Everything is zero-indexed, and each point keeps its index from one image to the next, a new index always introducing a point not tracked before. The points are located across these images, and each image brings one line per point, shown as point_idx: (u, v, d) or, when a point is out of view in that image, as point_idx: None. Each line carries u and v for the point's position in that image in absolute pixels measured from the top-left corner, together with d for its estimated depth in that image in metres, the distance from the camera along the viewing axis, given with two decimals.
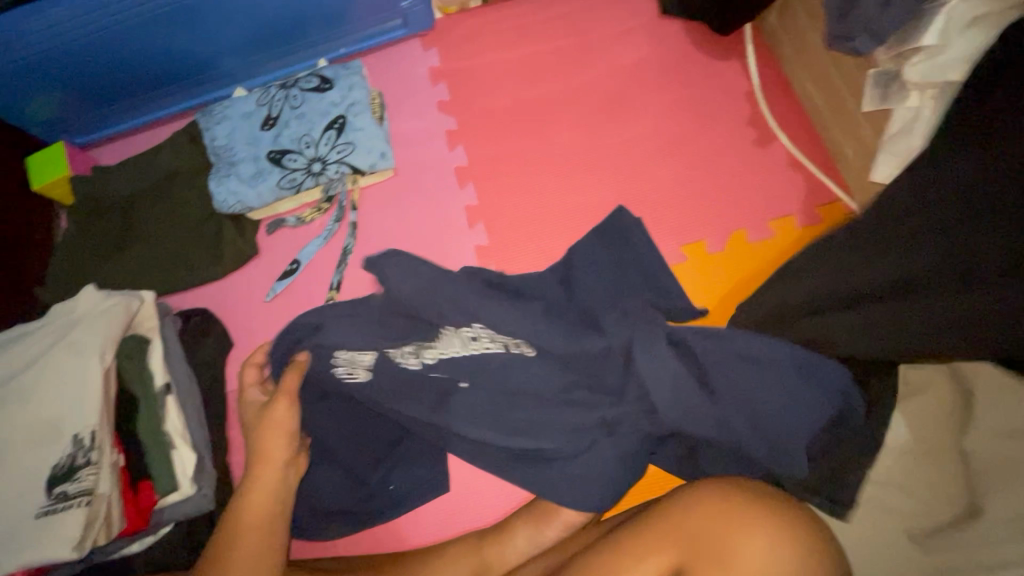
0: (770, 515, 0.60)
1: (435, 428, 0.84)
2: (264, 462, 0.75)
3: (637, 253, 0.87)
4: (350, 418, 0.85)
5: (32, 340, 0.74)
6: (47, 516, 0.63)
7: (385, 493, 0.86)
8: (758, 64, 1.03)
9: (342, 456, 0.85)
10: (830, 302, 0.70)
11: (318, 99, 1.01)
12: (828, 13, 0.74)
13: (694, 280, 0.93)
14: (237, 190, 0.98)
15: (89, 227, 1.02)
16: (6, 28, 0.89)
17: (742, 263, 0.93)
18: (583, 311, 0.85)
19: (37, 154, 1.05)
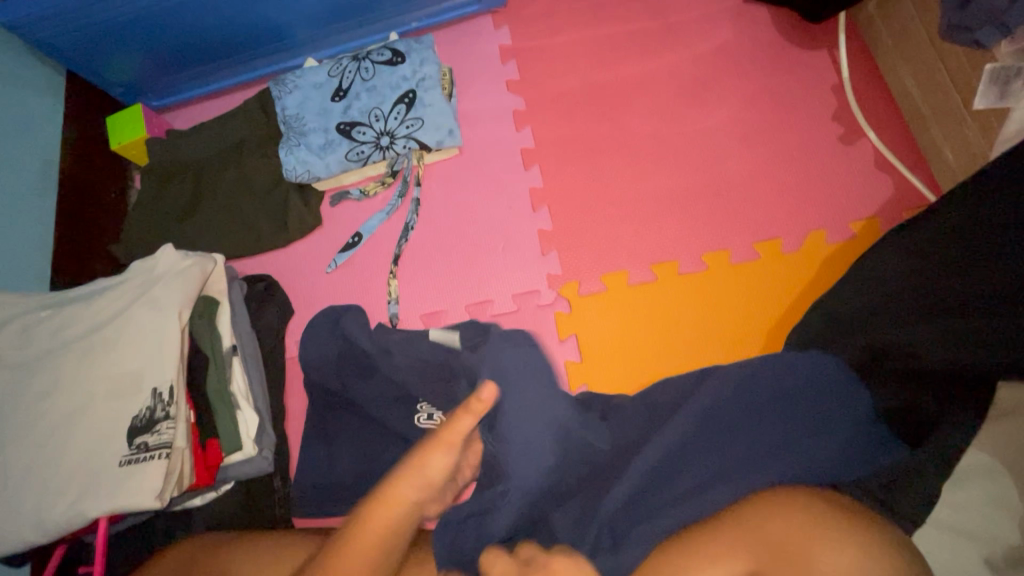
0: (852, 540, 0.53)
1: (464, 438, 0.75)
2: (386, 503, 0.60)
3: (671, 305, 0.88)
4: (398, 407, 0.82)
5: (111, 295, 0.76)
6: (128, 465, 0.65)
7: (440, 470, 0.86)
8: (849, 57, 0.97)
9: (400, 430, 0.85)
10: (859, 322, 0.73)
11: (389, 73, 1.00)
12: (946, 2, 0.67)
13: (764, 280, 0.89)
14: (307, 160, 0.98)
15: (162, 189, 1.04)
16: None
17: (819, 265, 0.89)
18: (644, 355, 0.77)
19: (117, 115, 1.08)
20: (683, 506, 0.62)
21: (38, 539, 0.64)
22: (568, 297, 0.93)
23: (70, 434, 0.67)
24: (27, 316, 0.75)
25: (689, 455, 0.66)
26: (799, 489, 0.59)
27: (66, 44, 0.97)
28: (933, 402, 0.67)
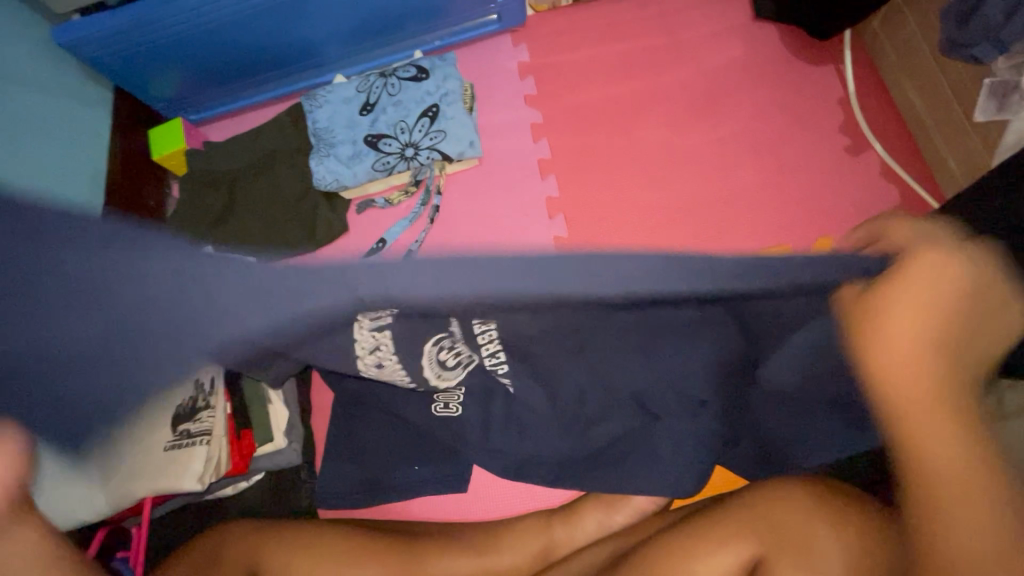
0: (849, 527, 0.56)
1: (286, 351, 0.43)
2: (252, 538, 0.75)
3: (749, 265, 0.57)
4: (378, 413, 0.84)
5: None
6: (171, 450, 0.71)
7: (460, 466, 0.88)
8: (856, 71, 1.01)
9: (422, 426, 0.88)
10: None
11: (414, 88, 1.06)
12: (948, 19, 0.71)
13: None
14: (336, 170, 1.04)
15: (198, 196, 1.10)
16: (145, 15, 0.97)
17: None
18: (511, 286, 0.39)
19: (159, 127, 1.15)
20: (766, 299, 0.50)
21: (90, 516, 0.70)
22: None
23: None
24: None
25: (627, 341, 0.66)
26: (819, 486, 0.61)
27: (116, 63, 1.05)
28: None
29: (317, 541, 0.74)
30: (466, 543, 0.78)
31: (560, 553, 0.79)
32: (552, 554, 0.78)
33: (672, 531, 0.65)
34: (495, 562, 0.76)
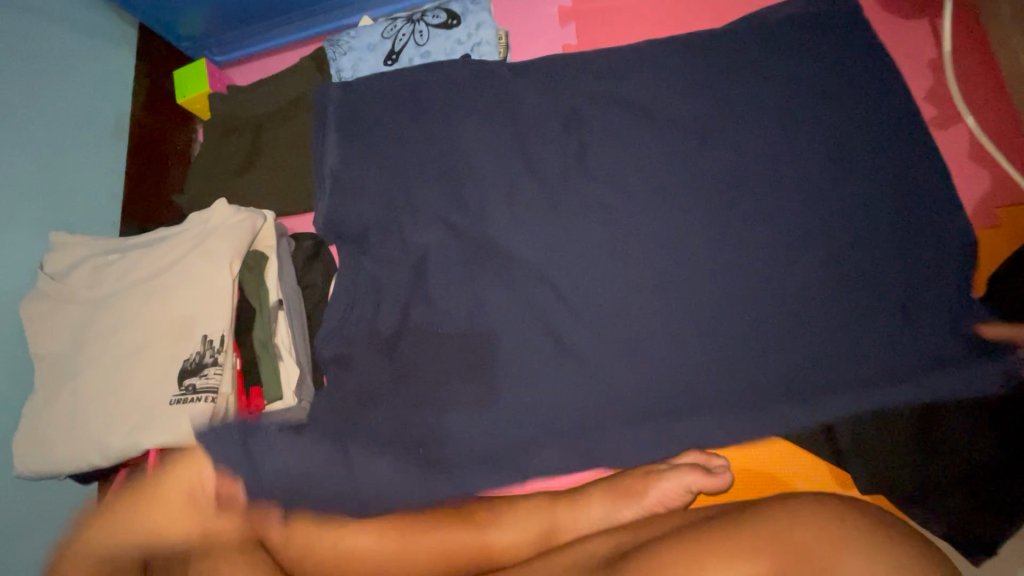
0: (878, 556, 0.50)
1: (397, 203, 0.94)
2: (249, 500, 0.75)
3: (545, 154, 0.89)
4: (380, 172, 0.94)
5: (169, 245, 0.79)
6: (178, 403, 0.71)
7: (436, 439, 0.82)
8: (953, 27, 0.86)
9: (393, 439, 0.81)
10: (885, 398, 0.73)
11: (444, 37, 1.00)
12: None
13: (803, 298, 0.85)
14: (356, 54, 1.03)
15: (222, 142, 1.08)
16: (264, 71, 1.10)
17: None
18: (447, 166, 0.92)
19: (183, 68, 1.12)
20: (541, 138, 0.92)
21: (100, 461, 0.70)
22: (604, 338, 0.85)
23: (129, 371, 0.72)
24: (94, 259, 0.80)
25: (459, 114, 0.94)
26: (850, 518, 0.55)
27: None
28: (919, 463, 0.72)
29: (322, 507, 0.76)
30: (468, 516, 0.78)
31: (562, 537, 0.76)
32: (555, 535, 0.76)
33: (670, 542, 0.61)
34: (496, 538, 0.76)
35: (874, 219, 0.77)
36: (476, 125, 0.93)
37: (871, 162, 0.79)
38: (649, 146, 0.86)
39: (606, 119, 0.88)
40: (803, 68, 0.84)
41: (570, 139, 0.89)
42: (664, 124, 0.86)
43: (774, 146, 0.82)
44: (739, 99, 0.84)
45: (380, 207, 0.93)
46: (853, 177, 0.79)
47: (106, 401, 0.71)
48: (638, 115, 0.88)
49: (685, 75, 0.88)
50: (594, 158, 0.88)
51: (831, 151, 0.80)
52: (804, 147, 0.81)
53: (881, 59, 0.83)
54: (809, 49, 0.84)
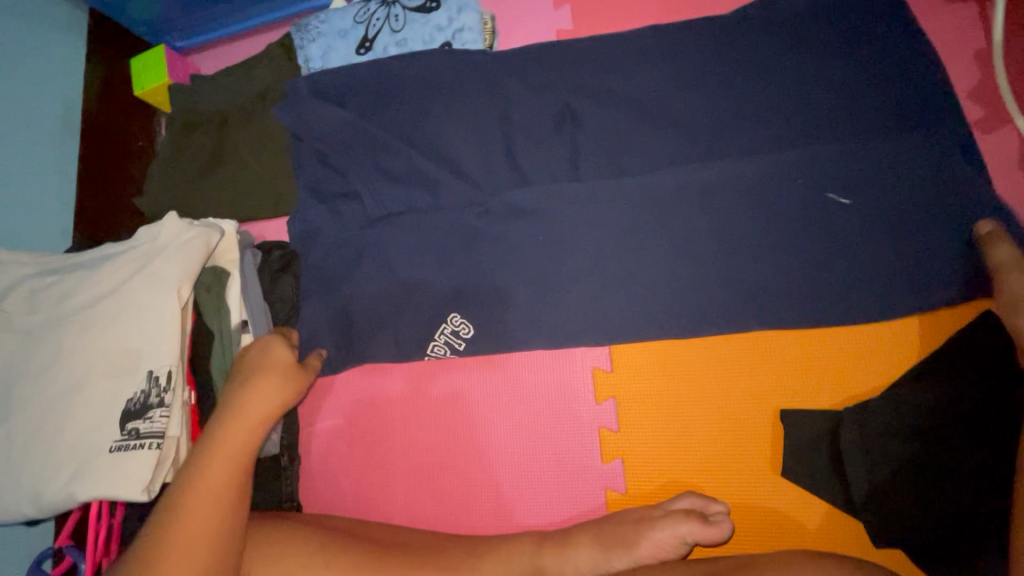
0: None
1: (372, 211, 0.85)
2: None
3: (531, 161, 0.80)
4: (350, 174, 0.85)
5: (114, 265, 0.71)
6: (120, 451, 0.63)
7: None
8: (1006, 11, 0.75)
9: None
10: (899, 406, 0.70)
11: (422, 22, 0.89)
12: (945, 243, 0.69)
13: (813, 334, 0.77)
14: (325, 42, 0.93)
15: (184, 139, 0.98)
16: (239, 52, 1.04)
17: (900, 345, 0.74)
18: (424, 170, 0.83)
19: (140, 57, 1.03)
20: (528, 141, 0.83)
21: (37, 511, 0.64)
22: (615, 355, 0.82)
23: (70, 411, 0.66)
24: (35, 281, 0.73)
25: (438, 111, 0.84)
26: None
27: None
28: (925, 482, 0.66)
29: (290, 548, 0.70)
30: (442, 559, 0.71)
31: None
32: None
33: None
34: None
35: (889, 243, 0.70)
36: (456, 124, 0.83)
37: (898, 177, 0.70)
38: (648, 155, 0.77)
39: (601, 120, 0.79)
40: (830, 63, 0.74)
41: (559, 143, 0.80)
42: (667, 128, 0.76)
43: (788, 155, 0.73)
44: (750, 101, 0.75)
45: (352, 217, 0.85)
46: (874, 194, 0.71)
47: (43, 444, 0.64)
48: (639, 117, 0.78)
49: (692, 71, 0.78)
50: (586, 165, 0.79)
51: (853, 163, 0.71)
52: (825, 157, 0.72)
53: (918, 52, 0.72)
54: (834, 41, 0.74)
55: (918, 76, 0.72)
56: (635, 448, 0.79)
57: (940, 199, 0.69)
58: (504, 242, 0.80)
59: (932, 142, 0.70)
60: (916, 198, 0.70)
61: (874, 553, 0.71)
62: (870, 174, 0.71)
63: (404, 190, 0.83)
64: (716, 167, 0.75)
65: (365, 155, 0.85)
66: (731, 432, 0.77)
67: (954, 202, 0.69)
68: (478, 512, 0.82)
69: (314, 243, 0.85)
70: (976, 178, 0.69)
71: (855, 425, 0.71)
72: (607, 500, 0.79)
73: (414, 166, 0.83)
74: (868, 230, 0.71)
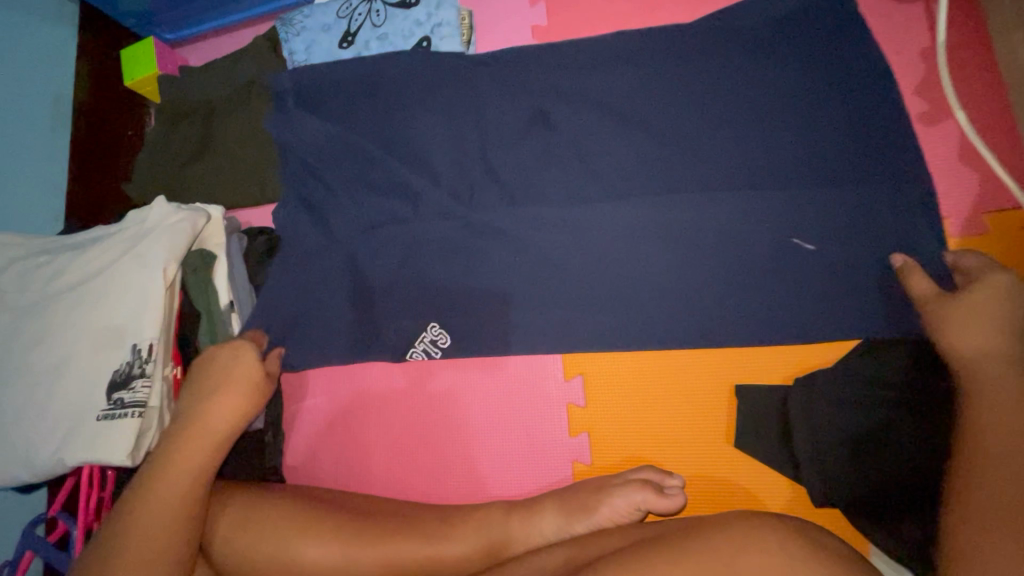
0: None
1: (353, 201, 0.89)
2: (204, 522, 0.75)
3: (502, 154, 0.84)
4: (335, 163, 0.88)
5: (103, 245, 0.75)
6: (106, 420, 0.66)
7: None
8: (951, 11, 0.79)
9: None
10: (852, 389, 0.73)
11: (402, 17, 0.93)
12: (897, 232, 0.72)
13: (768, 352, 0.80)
14: (308, 36, 0.97)
15: (172, 129, 1.02)
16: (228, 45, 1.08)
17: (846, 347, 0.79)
18: (403, 160, 0.87)
19: (130, 48, 1.06)
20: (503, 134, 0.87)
21: (30, 477, 0.67)
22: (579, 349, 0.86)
23: (59, 382, 0.69)
24: (26, 261, 0.76)
25: (417, 105, 0.88)
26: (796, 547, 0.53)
27: None
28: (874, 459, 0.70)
29: (267, 517, 0.74)
30: (416, 526, 0.75)
31: (514, 548, 0.74)
32: (504, 547, 0.74)
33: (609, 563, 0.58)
34: (440, 549, 0.72)
35: (835, 230, 0.75)
36: (433, 116, 0.87)
37: (844, 167, 0.75)
38: (615, 146, 0.81)
39: (570, 114, 0.83)
40: (781, 64, 0.79)
41: (530, 135, 0.84)
42: (631, 121, 0.81)
43: (742, 146, 0.78)
44: (710, 98, 0.80)
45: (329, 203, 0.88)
46: (824, 183, 0.76)
47: (33, 414, 0.68)
48: (606, 111, 0.83)
49: (655, 68, 0.82)
50: (557, 154, 0.83)
51: (801, 156, 0.77)
52: (774, 151, 0.77)
53: (865, 52, 0.77)
54: (787, 43, 0.79)
55: (858, 76, 0.77)
56: (601, 423, 0.84)
57: (883, 188, 0.74)
58: (478, 227, 0.83)
59: (871, 137, 0.76)
60: (860, 188, 0.75)
61: (818, 515, 0.76)
62: (820, 165, 0.76)
63: (384, 176, 0.87)
64: (677, 159, 0.80)
65: (347, 144, 0.88)
66: (690, 407, 0.81)
67: (894, 191, 0.74)
68: (451, 485, 0.86)
69: (294, 234, 0.89)
70: (915, 170, 0.74)
71: (799, 403, 0.75)
72: (574, 471, 0.83)
73: (392, 156, 0.87)
74: (817, 216, 0.75)
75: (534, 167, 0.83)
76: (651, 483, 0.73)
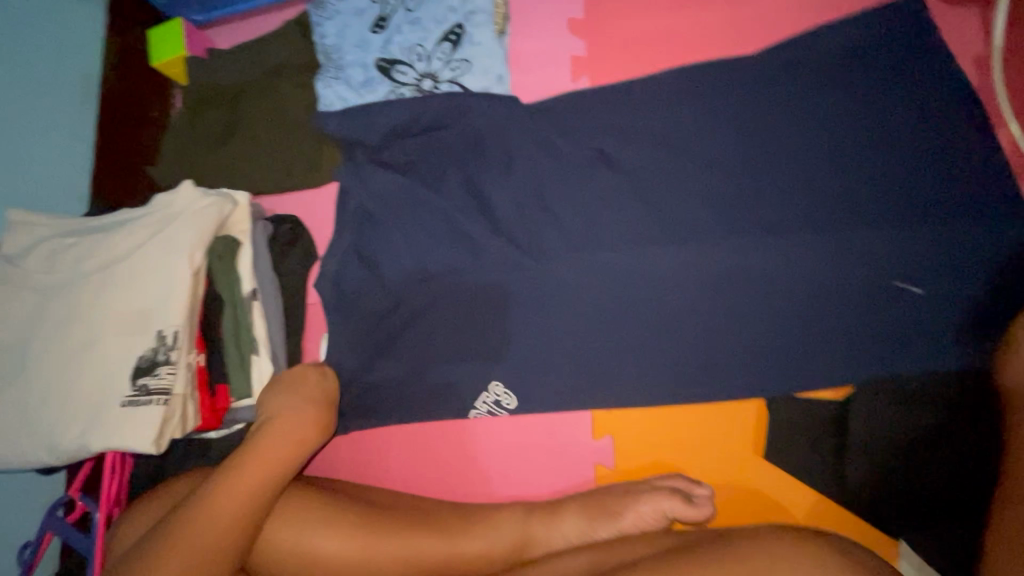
0: None
1: (391, 196, 0.90)
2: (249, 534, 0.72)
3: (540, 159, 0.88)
4: (382, 160, 0.91)
5: (129, 229, 0.74)
6: (131, 406, 0.65)
7: (423, 394, 0.86)
8: (1008, 16, 0.77)
9: (390, 384, 0.87)
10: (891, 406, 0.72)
11: (436, 4, 0.91)
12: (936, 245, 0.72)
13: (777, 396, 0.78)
14: (340, 21, 0.95)
15: (199, 112, 1.01)
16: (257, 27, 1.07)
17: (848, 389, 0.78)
18: (445, 159, 0.90)
19: (158, 28, 1.05)
20: (541, 132, 0.88)
21: (54, 461, 0.67)
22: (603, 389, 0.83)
23: (81, 365, 0.68)
24: (52, 242, 0.76)
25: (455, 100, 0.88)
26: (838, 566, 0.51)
27: None
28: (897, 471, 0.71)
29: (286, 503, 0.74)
30: (437, 522, 0.75)
31: (535, 550, 0.73)
32: (525, 548, 0.73)
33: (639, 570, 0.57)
34: (457, 544, 0.72)
35: (873, 242, 0.74)
36: (473, 114, 0.88)
37: (882, 180, 0.76)
38: (644, 151, 0.84)
39: (607, 119, 0.87)
40: (818, 77, 0.80)
41: (568, 137, 0.87)
42: (666, 132, 0.84)
43: (778, 156, 0.80)
44: (746, 110, 0.82)
45: (364, 197, 0.91)
46: (859, 194, 0.77)
47: (58, 397, 0.67)
48: (639, 118, 0.85)
49: (695, 76, 0.85)
50: (595, 160, 0.86)
51: (834, 167, 0.78)
52: (808, 161, 0.79)
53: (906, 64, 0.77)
54: (815, 55, 0.81)
55: (897, 84, 0.77)
56: (624, 426, 0.83)
57: (922, 200, 0.74)
58: (516, 225, 0.88)
59: (909, 145, 0.75)
60: (889, 199, 0.75)
61: (840, 527, 0.76)
62: (856, 176, 0.77)
63: (427, 174, 0.90)
64: (712, 169, 0.82)
65: (391, 135, 0.90)
66: (719, 415, 0.80)
67: (936, 202, 0.73)
68: (471, 483, 0.86)
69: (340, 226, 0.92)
70: (960, 183, 0.73)
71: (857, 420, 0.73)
72: (597, 473, 0.82)
73: (433, 152, 0.91)
74: (853, 227, 0.76)
75: (574, 173, 0.86)
76: (678, 489, 0.72)
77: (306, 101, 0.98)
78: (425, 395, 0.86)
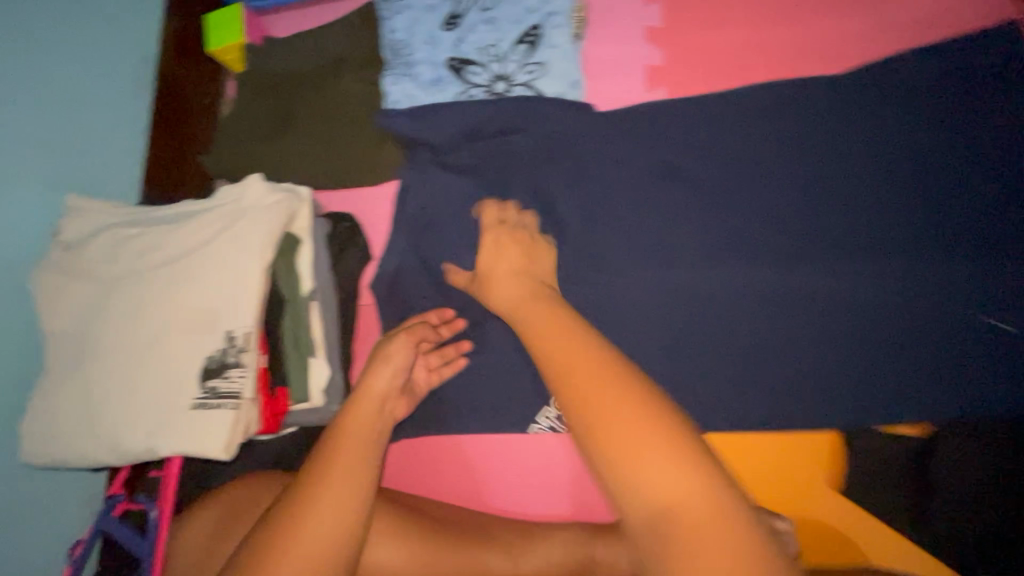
0: None
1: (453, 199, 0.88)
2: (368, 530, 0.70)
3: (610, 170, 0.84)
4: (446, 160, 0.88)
5: (196, 222, 0.71)
6: (199, 410, 0.63)
7: (484, 406, 0.83)
8: None
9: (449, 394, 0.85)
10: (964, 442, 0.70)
11: (513, 4, 0.90)
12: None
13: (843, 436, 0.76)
14: (411, 16, 0.93)
15: (255, 100, 0.98)
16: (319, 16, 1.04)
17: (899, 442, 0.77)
18: (512, 163, 0.87)
19: (217, 13, 1.02)
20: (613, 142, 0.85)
21: (116, 461, 0.65)
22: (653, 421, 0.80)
23: (146, 363, 0.65)
24: (115, 230, 0.73)
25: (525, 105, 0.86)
26: None
27: None
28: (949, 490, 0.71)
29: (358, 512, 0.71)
30: (501, 541, 0.73)
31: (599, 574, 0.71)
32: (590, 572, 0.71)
33: None
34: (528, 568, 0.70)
35: (960, 275, 0.72)
36: (544, 121, 0.86)
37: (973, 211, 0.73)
38: (720, 167, 0.81)
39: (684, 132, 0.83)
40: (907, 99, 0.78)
41: (643, 150, 0.84)
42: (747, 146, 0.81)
43: (864, 179, 0.77)
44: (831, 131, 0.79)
45: (428, 200, 0.89)
46: (948, 225, 0.74)
47: (120, 396, 0.65)
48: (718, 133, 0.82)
49: (779, 93, 0.82)
50: (669, 175, 0.83)
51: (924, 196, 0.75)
52: (895, 187, 0.76)
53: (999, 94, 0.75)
54: (904, 78, 0.79)
55: (991, 112, 0.76)
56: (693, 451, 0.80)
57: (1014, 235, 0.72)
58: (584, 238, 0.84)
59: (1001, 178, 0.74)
60: (979, 232, 0.73)
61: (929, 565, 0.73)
62: (945, 206, 0.74)
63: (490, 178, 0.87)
64: (793, 190, 0.79)
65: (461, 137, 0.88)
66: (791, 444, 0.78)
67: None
68: (529, 500, 0.83)
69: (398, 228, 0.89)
70: None
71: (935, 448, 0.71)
72: None
73: (498, 156, 0.87)
74: (942, 259, 0.73)
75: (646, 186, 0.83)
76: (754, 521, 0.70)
77: (367, 95, 0.95)
78: (484, 407, 0.83)
